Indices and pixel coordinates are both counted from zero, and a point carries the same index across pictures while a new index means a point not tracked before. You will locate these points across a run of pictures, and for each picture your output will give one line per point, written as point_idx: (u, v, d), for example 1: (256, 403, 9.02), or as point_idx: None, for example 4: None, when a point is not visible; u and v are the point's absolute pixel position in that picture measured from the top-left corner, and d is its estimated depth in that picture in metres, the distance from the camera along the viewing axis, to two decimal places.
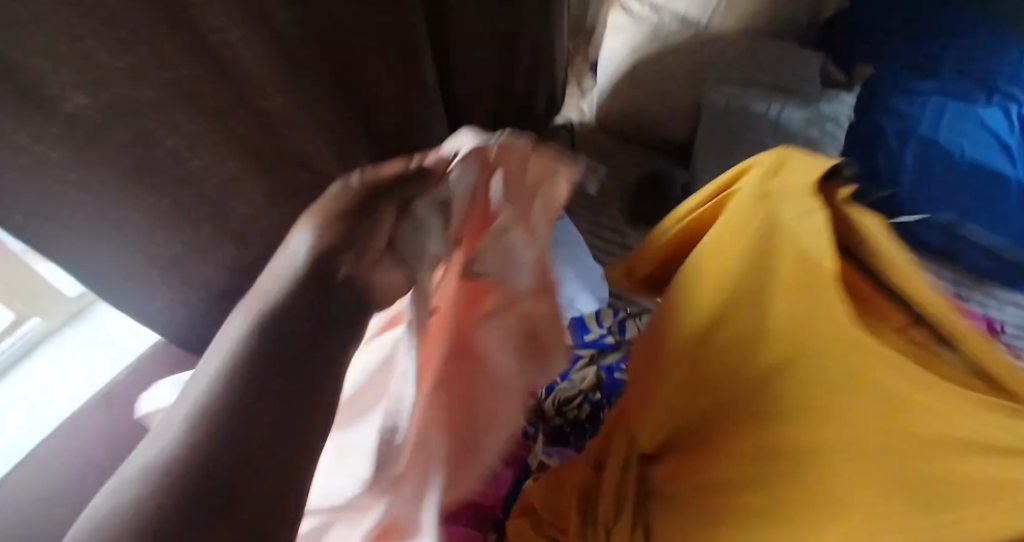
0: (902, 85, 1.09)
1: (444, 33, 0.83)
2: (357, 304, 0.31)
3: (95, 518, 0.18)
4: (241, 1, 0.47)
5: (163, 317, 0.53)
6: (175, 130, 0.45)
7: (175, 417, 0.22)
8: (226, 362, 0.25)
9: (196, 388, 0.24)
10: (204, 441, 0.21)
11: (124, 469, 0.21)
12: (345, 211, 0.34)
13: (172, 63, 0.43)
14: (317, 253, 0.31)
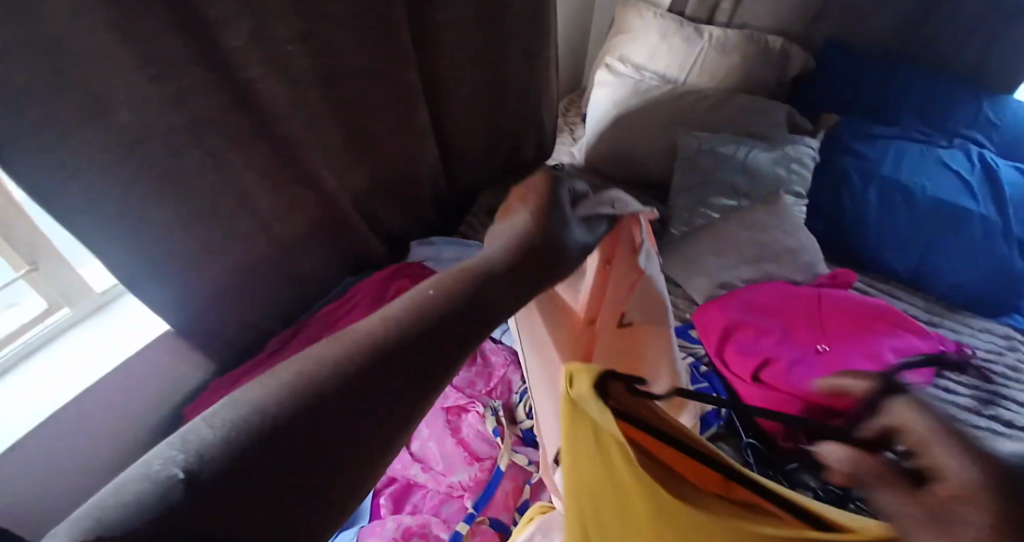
0: (867, 131, 1.32)
1: (440, 95, 1.09)
2: (407, 381, 0.39)
3: (208, 430, 0.32)
4: (276, 68, 0.72)
5: (178, 303, 0.76)
6: (202, 147, 0.70)
7: (261, 397, 0.34)
8: (300, 389, 0.35)
9: (282, 384, 0.35)
10: (254, 425, 0.32)
11: (236, 398, 0.34)
12: (478, 269, 0.45)
13: (229, 127, 0.71)
14: (426, 310, 0.42)
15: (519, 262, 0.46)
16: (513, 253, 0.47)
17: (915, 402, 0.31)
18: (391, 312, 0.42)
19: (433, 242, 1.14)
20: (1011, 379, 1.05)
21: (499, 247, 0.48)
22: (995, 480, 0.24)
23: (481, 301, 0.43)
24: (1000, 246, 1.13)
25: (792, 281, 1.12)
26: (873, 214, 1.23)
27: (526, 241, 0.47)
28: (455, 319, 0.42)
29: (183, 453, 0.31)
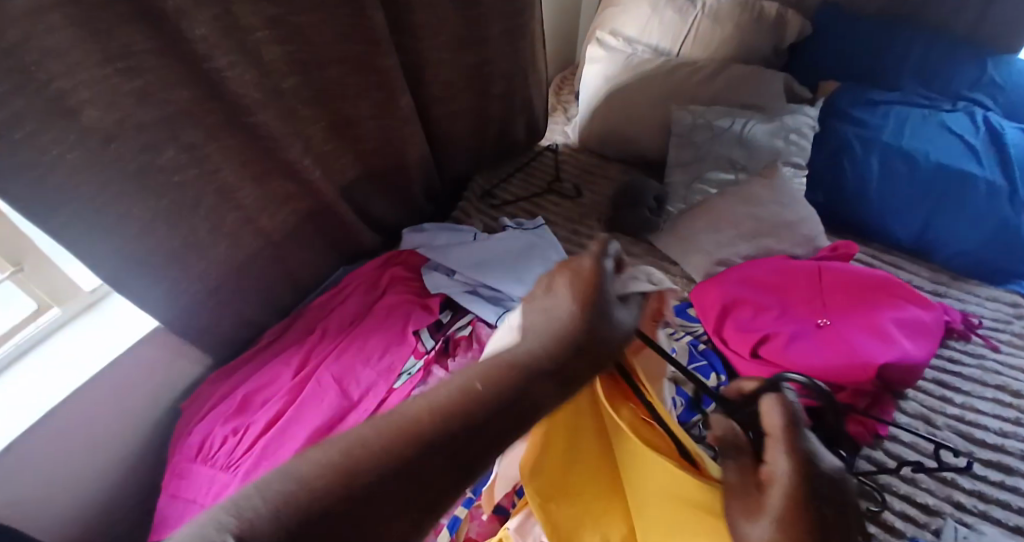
0: (867, 97, 1.29)
1: (423, 77, 1.07)
2: (444, 463, 0.43)
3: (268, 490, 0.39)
4: (245, 56, 0.70)
5: (165, 300, 0.76)
6: (176, 142, 0.69)
7: (315, 461, 0.41)
8: (349, 455, 0.42)
9: (335, 452, 0.42)
10: (304, 491, 0.39)
11: (298, 459, 0.42)
12: (523, 372, 0.46)
13: (201, 120, 0.70)
14: (468, 399, 0.45)
15: (569, 358, 0.47)
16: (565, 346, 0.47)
17: (786, 402, 0.48)
18: (438, 402, 0.45)
19: (424, 228, 1.12)
20: (1021, 347, 1.04)
21: (555, 335, 0.47)
22: (802, 471, 0.45)
23: (524, 403, 0.45)
24: (1004, 208, 1.10)
25: (791, 254, 1.10)
26: (874, 185, 1.21)
27: (574, 337, 0.47)
28: (496, 422, 0.45)
29: (239, 516, 0.37)
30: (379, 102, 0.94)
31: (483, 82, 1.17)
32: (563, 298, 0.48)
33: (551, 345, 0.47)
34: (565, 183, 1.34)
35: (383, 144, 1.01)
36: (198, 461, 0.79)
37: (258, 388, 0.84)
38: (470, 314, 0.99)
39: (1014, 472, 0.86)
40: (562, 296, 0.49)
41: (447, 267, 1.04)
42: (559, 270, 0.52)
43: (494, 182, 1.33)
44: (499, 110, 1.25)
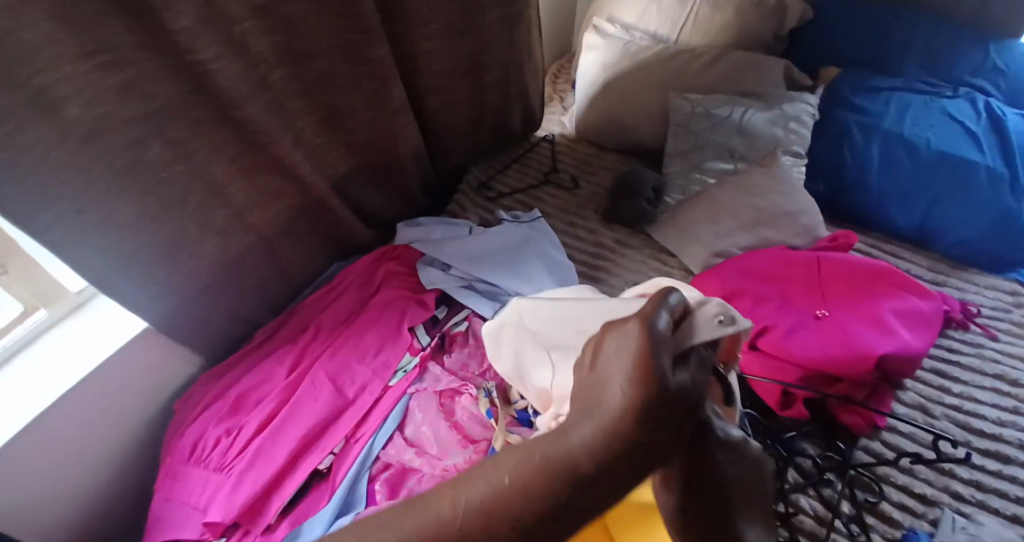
0: (867, 84, 1.27)
1: (416, 67, 1.04)
2: None
3: None
4: (231, 48, 0.68)
5: (154, 299, 0.75)
6: (160, 138, 0.67)
7: None
8: None
9: None
10: None
11: None
12: (566, 468, 0.36)
13: (185, 115, 0.69)
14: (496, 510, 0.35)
15: (635, 437, 0.36)
16: (628, 422, 0.36)
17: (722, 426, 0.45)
18: (474, 498, 0.36)
19: (420, 223, 1.10)
20: (1019, 336, 1.03)
21: (615, 408, 0.37)
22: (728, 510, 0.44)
23: (569, 515, 0.36)
24: (1005, 197, 1.08)
25: (791, 245, 1.08)
26: (874, 171, 1.19)
27: (631, 426, 0.36)
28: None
29: None
30: (371, 94, 0.93)
31: (477, 71, 1.15)
32: (619, 359, 0.39)
33: (609, 422, 0.37)
34: (562, 174, 1.32)
35: (375, 136, 1.00)
36: (191, 463, 0.78)
37: (251, 388, 0.83)
38: (466, 309, 0.99)
39: (1013, 461, 0.85)
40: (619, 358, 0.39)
41: (443, 262, 1.03)
42: (609, 329, 0.44)
43: (489, 174, 1.32)
44: (493, 100, 1.23)
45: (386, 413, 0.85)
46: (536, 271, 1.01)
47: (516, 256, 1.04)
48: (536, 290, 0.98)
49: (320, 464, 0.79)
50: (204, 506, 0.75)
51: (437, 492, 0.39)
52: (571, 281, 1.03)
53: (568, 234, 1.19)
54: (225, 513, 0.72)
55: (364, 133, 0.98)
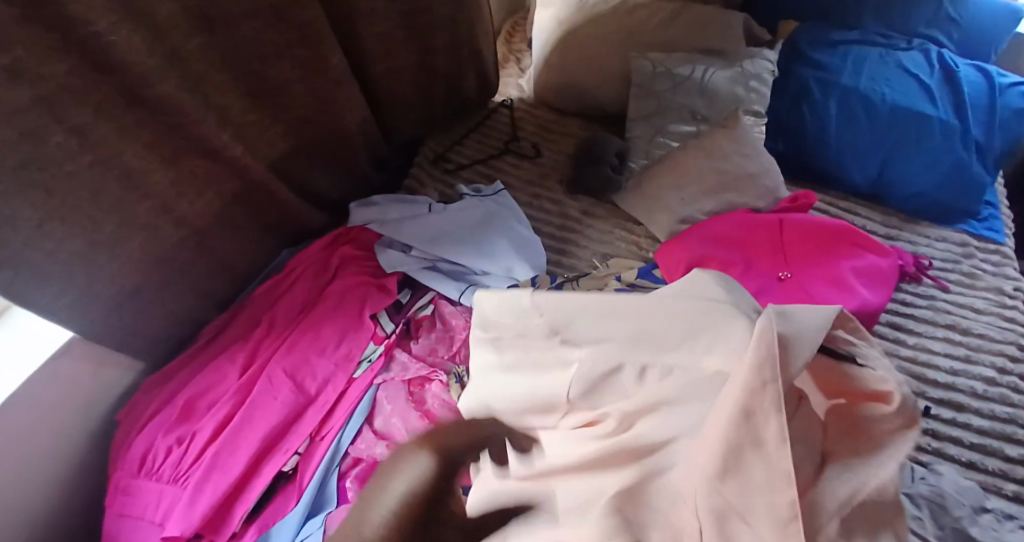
0: (826, 39, 1.26)
1: (356, 30, 0.96)
2: None
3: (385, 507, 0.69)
4: (133, 17, 0.60)
5: (78, 304, 0.68)
6: (63, 126, 0.59)
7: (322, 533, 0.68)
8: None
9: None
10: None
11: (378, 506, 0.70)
12: None
13: (89, 97, 0.60)
14: None
15: None
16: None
17: None
18: None
19: (374, 202, 1.04)
20: (968, 287, 1.06)
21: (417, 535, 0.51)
22: None
23: None
24: (958, 149, 1.10)
25: (755, 207, 1.07)
26: (833, 128, 1.17)
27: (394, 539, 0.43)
28: None
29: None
30: (307, 62, 0.86)
31: (422, 32, 1.07)
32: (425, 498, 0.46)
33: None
34: (523, 142, 1.27)
35: (313, 107, 0.92)
36: (143, 476, 0.73)
37: (201, 392, 0.78)
38: (430, 291, 0.95)
39: (965, 409, 0.89)
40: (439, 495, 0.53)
41: (403, 243, 0.98)
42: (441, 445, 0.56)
43: (446, 145, 1.26)
44: (443, 63, 1.16)
45: (353, 407, 0.81)
46: (502, 248, 0.98)
47: (480, 233, 0.99)
48: (503, 267, 0.95)
49: (285, 466, 0.75)
50: (162, 520, 0.70)
51: None
52: (537, 254, 0.99)
53: (532, 205, 1.15)
54: (184, 527, 0.68)
55: (302, 106, 0.90)
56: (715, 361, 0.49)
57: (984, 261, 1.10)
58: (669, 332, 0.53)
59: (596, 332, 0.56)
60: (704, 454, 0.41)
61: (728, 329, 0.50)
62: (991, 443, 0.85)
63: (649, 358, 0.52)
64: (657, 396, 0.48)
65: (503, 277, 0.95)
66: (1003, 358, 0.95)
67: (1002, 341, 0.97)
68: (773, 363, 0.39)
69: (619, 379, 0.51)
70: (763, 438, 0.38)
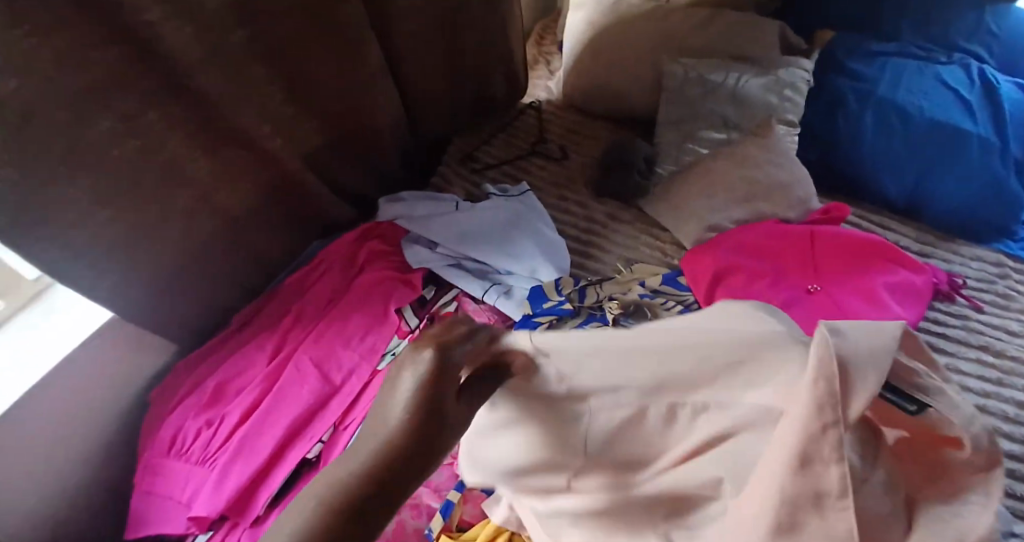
0: (863, 50, 1.23)
1: (390, 25, 0.96)
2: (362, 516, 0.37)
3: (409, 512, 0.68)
4: (181, 7, 0.61)
5: (115, 287, 0.70)
6: (110, 111, 0.61)
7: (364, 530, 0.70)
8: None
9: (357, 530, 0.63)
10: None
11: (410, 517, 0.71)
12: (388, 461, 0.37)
13: (136, 84, 0.62)
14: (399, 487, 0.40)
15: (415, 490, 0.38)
16: (379, 473, 0.37)
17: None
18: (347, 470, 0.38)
19: (403, 198, 1.04)
20: (1004, 308, 1.03)
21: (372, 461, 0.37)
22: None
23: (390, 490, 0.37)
24: (994, 165, 1.08)
25: (785, 218, 1.05)
26: (867, 139, 1.16)
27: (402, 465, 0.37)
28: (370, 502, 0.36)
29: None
30: (342, 56, 0.86)
31: (455, 30, 1.07)
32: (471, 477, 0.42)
33: (370, 473, 0.37)
34: (550, 143, 1.27)
35: (347, 101, 0.92)
36: (172, 456, 0.75)
37: (229, 377, 0.80)
38: (454, 289, 0.96)
39: (996, 433, 0.87)
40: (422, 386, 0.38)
41: (429, 239, 0.99)
42: (434, 339, 0.41)
43: (475, 144, 1.26)
44: (475, 62, 1.16)
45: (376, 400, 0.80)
46: (527, 249, 0.98)
47: (506, 232, 1.00)
48: (527, 268, 0.95)
49: (309, 453, 0.75)
50: (188, 500, 0.72)
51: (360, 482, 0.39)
52: (563, 256, 0.99)
53: (559, 207, 1.15)
54: (211, 508, 0.70)
55: (336, 99, 0.91)
56: (770, 394, 0.42)
57: (1020, 282, 1.07)
58: (700, 366, 0.44)
59: (609, 378, 0.45)
60: (758, 506, 0.40)
61: (778, 353, 0.42)
62: (1021, 468, 0.82)
63: (678, 397, 0.45)
64: (712, 433, 0.44)
65: (527, 278, 0.95)
66: None
67: None
68: (835, 401, 0.35)
69: (645, 422, 0.46)
70: (824, 495, 0.37)
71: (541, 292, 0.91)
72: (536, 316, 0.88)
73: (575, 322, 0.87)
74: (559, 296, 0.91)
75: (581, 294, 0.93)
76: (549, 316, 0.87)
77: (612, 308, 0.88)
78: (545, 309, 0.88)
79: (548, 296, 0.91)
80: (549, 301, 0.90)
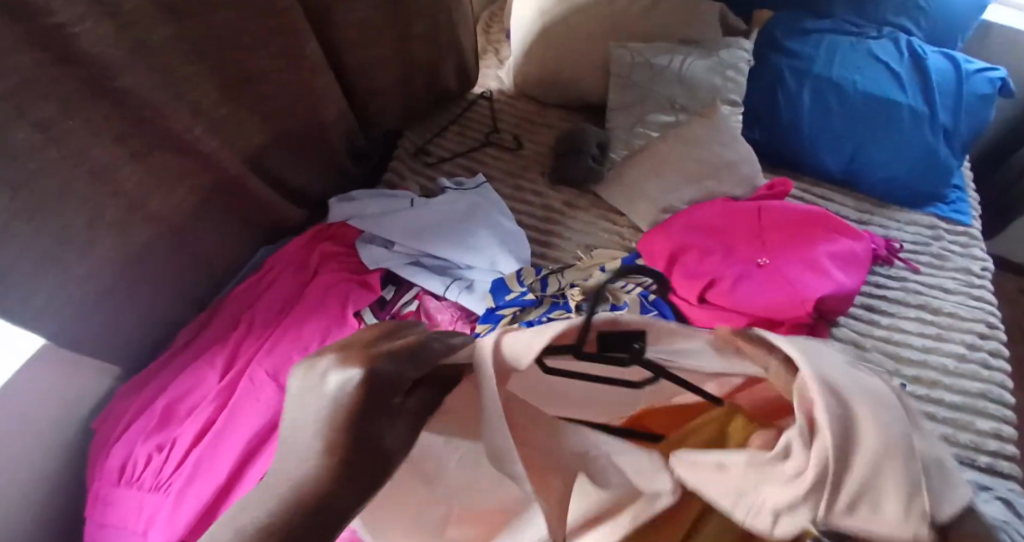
0: (800, 27, 1.26)
1: (326, 19, 0.93)
2: (344, 502, 0.30)
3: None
4: (94, 5, 0.57)
5: (46, 311, 0.66)
6: (27, 120, 0.57)
7: None
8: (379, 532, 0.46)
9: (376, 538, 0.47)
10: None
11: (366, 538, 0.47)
12: (348, 413, 0.32)
13: (52, 92, 0.58)
14: (358, 431, 0.32)
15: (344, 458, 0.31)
16: (334, 469, 0.30)
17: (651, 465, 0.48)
18: (293, 468, 0.31)
19: (354, 197, 1.03)
20: (939, 268, 1.09)
21: (311, 457, 0.31)
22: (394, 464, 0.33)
23: (370, 441, 0.32)
24: (927, 135, 1.13)
25: (733, 196, 1.08)
26: (807, 115, 1.19)
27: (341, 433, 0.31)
28: (346, 487, 0.30)
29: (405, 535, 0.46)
30: (280, 53, 0.83)
31: (397, 19, 1.03)
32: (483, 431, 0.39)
33: (302, 484, 0.30)
34: (503, 134, 1.26)
35: (286, 102, 0.89)
36: (122, 485, 0.72)
37: (180, 396, 0.77)
38: (415, 286, 0.94)
39: (938, 386, 0.91)
40: (352, 391, 0.32)
41: (384, 238, 0.97)
42: (367, 356, 0.35)
43: (425, 138, 1.24)
44: (420, 54, 1.14)
45: None
46: (484, 241, 0.97)
47: (461, 225, 0.99)
48: (486, 261, 0.95)
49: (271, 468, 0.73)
50: (144, 528, 0.69)
51: (270, 489, 0.30)
52: (522, 247, 0.99)
53: (516, 196, 1.15)
54: (169, 534, 0.67)
55: (274, 99, 0.87)
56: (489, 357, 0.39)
57: (951, 242, 1.14)
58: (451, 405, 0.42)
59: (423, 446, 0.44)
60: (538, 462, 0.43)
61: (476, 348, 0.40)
62: (964, 417, 0.87)
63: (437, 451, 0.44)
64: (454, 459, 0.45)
65: (488, 271, 0.94)
66: (972, 335, 0.98)
67: (970, 319, 1.00)
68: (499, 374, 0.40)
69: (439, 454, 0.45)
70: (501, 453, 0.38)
71: (502, 283, 0.91)
72: (498, 308, 0.88)
73: (539, 311, 0.88)
74: (520, 286, 0.90)
75: (542, 283, 0.92)
76: (511, 308, 0.88)
77: (575, 295, 0.88)
78: (507, 301, 0.88)
79: (509, 287, 0.90)
80: (511, 292, 0.90)
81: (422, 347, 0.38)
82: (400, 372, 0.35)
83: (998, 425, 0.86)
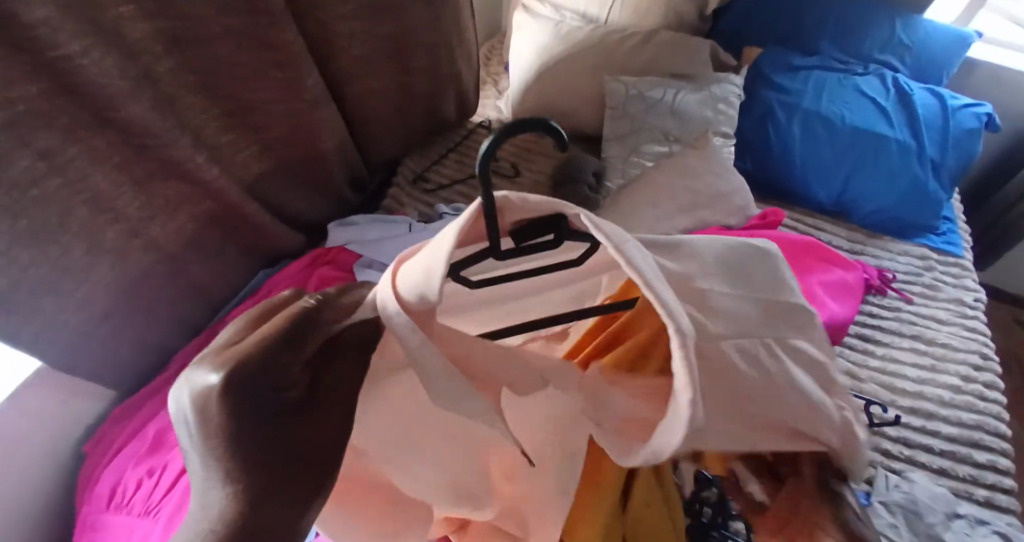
0: (788, 62, 1.30)
1: (327, 50, 0.95)
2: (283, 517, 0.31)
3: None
4: (99, 38, 0.59)
5: (40, 335, 0.66)
6: (30, 147, 0.58)
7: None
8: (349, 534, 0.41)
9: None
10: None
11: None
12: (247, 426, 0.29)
13: (56, 122, 0.60)
14: (274, 446, 0.30)
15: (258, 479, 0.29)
16: (258, 489, 0.29)
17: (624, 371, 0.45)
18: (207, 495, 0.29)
19: (353, 222, 1.05)
20: (931, 298, 1.11)
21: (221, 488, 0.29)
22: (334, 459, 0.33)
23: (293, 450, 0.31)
24: (914, 167, 1.16)
25: (725, 225, 1.10)
26: (797, 146, 1.22)
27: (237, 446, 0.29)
28: (279, 497, 0.30)
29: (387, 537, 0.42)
30: (282, 84, 0.86)
31: (397, 50, 1.06)
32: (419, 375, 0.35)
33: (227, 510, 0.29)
34: (501, 161, 1.29)
35: (287, 130, 0.91)
36: (111, 510, 0.73)
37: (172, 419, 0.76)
38: None
39: (934, 417, 0.91)
40: (211, 405, 0.28)
41: (382, 264, 0.98)
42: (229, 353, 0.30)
43: (424, 165, 1.27)
44: (420, 84, 1.17)
45: None
46: None
47: None
48: None
49: None
50: None
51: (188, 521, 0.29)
52: None
53: None
54: None
55: (274, 128, 0.89)
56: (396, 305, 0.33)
57: (943, 272, 1.15)
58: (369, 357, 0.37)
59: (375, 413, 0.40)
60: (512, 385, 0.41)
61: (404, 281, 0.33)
62: (961, 449, 0.87)
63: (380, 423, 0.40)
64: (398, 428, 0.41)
65: None
66: (967, 367, 0.99)
67: (963, 350, 1.01)
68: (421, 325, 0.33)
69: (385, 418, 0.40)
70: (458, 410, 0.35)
71: None
72: None
73: None
74: None
75: None
76: None
77: None
78: None
79: None
80: None
81: (300, 318, 0.33)
82: (279, 364, 0.30)
83: (995, 458, 0.86)
